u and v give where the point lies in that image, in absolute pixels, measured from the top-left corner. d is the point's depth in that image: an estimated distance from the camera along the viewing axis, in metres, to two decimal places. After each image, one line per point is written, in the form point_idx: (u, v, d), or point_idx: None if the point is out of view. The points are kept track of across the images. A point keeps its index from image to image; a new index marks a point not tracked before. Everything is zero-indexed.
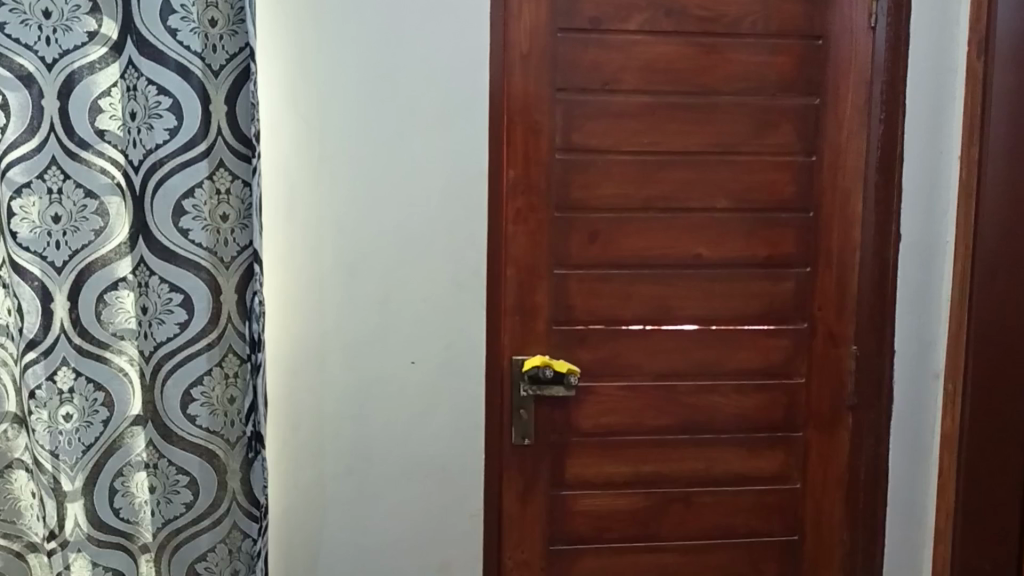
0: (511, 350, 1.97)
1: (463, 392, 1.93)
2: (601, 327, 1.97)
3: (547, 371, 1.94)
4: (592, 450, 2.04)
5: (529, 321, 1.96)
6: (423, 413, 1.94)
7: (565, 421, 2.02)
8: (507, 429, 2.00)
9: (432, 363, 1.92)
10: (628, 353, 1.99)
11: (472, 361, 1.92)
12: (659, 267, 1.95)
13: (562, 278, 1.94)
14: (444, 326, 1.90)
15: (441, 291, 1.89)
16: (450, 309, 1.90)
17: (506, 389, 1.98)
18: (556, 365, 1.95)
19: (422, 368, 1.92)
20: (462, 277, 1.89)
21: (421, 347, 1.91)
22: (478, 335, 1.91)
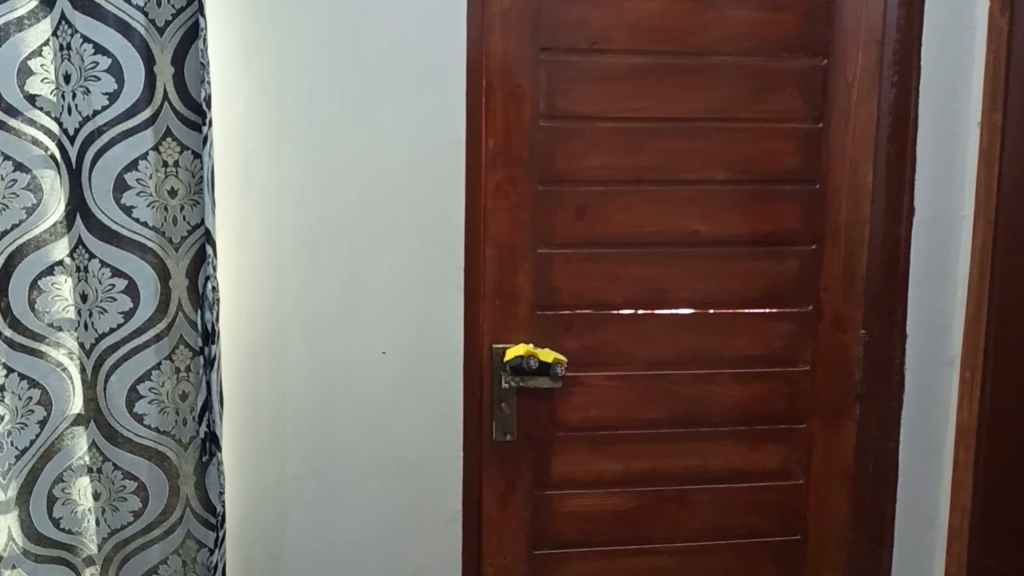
0: (489, 338, 1.79)
1: (440, 386, 1.77)
2: (587, 313, 1.81)
3: (533, 362, 1.76)
4: (579, 447, 1.87)
5: (510, 306, 1.78)
6: (396, 409, 1.77)
7: (550, 416, 1.86)
8: (486, 424, 1.83)
9: (406, 354, 1.75)
10: (618, 340, 1.82)
11: (449, 351, 1.75)
12: (651, 246, 1.79)
13: (546, 259, 1.77)
14: (419, 313, 1.73)
15: (415, 274, 1.72)
16: (425, 295, 1.73)
17: (485, 381, 1.81)
18: (542, 355, 1.77)
19: (394, 360, 1.75)
20: (438, 259, 1.72)
21: (393, 336, 1.74)
22: (456, 323, 1.74)
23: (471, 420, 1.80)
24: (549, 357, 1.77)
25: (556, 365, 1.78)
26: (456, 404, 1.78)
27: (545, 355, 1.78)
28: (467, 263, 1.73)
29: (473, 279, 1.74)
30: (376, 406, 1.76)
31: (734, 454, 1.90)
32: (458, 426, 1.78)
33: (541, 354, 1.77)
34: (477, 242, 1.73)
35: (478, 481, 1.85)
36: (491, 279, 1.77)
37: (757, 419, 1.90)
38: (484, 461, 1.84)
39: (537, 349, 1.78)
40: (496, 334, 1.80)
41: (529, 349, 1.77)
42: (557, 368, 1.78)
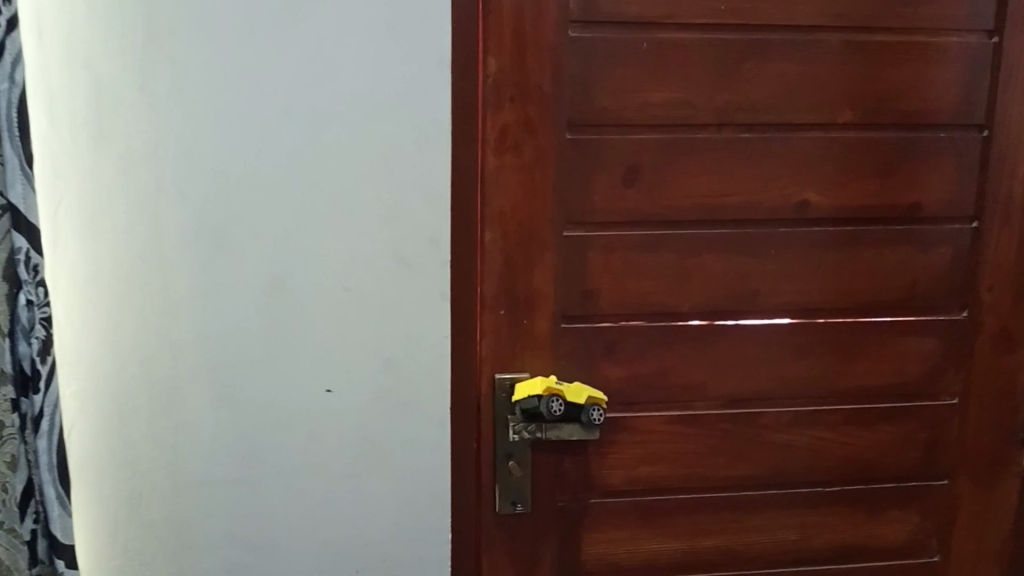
0: (490, 366, 1.18)
1: (417, 442, 1.15)
2: (639, 326, 1.20)
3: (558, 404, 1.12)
4: (624, 517, 1.30)
5: (522, 317, 1.17)
6: (349, 478, 1.15)
7: (582, 475, 1.27)
8: (488, 491, 1.24)
9: (361, 396, 1.13)
10: (683, 367, 1.23)
11: (432, 390, 1.13)
12: (737, 225, 1.18)
13: (577, 245, 1.16)
14: (381, 333, 1.11)
15: (375, 273, 1.09)
16: (393, 305, 1.10)
17: (485, 430, 1.21)
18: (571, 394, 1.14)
19: (345, 404, 1.13)
20: (413, 249, 1.09)
21: (342, 367, 1.11)
22: (442, 347, 1.12)
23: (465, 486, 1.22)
24: (581, 397, 1.13)
25: (594, 405, 1.14)
26: (444, 468, 1.16)
27: (577, 394, 1.14)
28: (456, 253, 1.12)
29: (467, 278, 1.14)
30: (318, 475, 1.14)
31: (842, 522, 1.35)
32: (446, 499, 1.17)
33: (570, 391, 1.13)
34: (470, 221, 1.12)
35: (476, 568, 1.27)
36: (494, 278, 1.15)
37: (874, 473, 1.34)
38: (483, 544, 1.26)
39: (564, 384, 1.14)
40: (501, 360, 1.18)
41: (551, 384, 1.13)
42: (595, 411, 1.14)
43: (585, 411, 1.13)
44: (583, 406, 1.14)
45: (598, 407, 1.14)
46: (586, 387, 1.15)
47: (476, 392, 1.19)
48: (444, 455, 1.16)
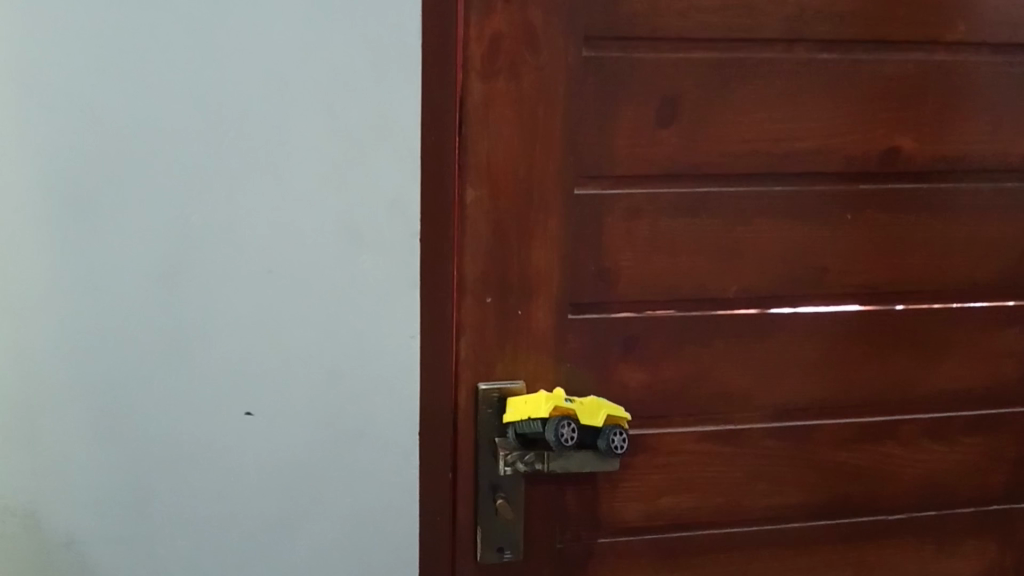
0: (472, 373, 0.87)
1: (373, 480, 0.83)
2: (671, 317, 0.90)
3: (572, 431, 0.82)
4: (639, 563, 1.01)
5: (514, 307, 0.86)
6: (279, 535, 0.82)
7: (587, 510, 0.98)
8: (467, 537, 0.94)
9: (294, 419, 0.80)
10: (725, 370, 0.93)
11: (393, 408, 0.82)
12: (801, 180, 0.89)
13: (590, 209, 0.84)
14: (321, 330, 0.79)
15: (312, 246, 0.77)
16: (337, 290, 0.78)
17: (464, 456, 0.91)
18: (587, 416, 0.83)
19: (271, 432, 0.80)
20: (365, 210, 0.77)
21: (266, 380, 0.79)
22: (407, 348, 0.81)
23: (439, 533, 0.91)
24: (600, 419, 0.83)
25: (618, 429, 0.84)
26: (412, 513, 0.85)
27: (594, 414, 0.83)
28: (427, 216, 0.80)
29: (443, 251, 0.81)
30: (234, 534, 0.82)
31: (912, 562, 1.07)
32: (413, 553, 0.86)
33: (585, 411, 0.83)
34: (447, 172, 0.79)
35: None
36: (477, 253, 0.83)
37: (952, 500, 1.05)
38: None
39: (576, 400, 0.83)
40: (486, 365, 0.87)
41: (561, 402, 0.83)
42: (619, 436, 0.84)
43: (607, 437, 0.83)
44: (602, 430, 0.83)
45: (622, 431, 0.84)
46: (604, 403, 0.85)
47: (453, 405, 0.88)
48: (410, 498, 0.84)
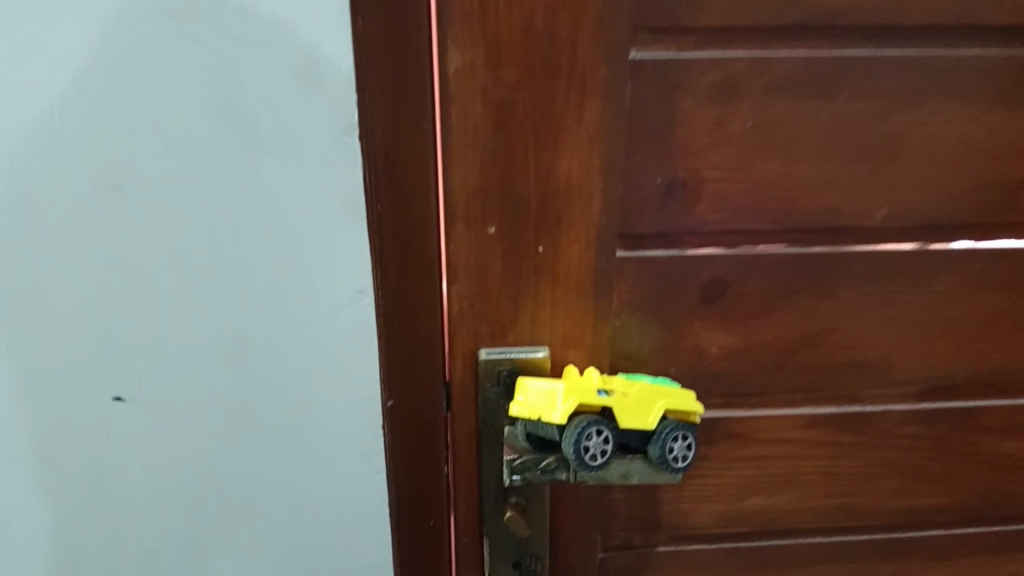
0: (470, 334, 0.59)
1: (312, 481, 0.60)
2: (781, 254, 0.57)
3: (604, 440, 0.52)
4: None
5: (532, 240, 0.55)
6: (187, 545, 0.61)
7: (642, 511, 0.70)
8: (473, 544, 0.69)
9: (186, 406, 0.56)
10: (861, 332, 0.61)
11: (332, 385, 0.56)
12: (1014, 40, 0.54)
13: (654, 86, 0.52)
14: (213, 285, 0.52)
15: (183, 159, 0.48)
16: (233, 226, 0.50)
17: (461, 442, 0.64)
18: (633, 414, 0.53)
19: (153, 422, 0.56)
20: (266, 101, 0.47)
21: (138, 354, 0.54)
22: (352, 311, 0.53)
23: (430, 545, 0.67)
24: (654, 419, 0.53)
25: (680, 430, 0.53)
26: (371, 518, 0.62)
27: (644, 409, 0.53)
28: (385, 101, 0.49)
29: (410, 156, 0.51)
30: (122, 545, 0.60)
31: None
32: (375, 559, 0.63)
33: (628, 406, 0.53)
34: (414, 24, 0.49)
35: None
36: (470, 157, 0.52)
37: None
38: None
39: (618, 387, 0.53)
40: (491, 322, 0.58)
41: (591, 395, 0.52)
42: (681, 443, 0.54)
43: (661, 443, 0.53)
44: (655, 432, 0.53)
45: (688, 432, 0.54)
46: (662, 389, 0.54)
47: (446, 378, 0.61)
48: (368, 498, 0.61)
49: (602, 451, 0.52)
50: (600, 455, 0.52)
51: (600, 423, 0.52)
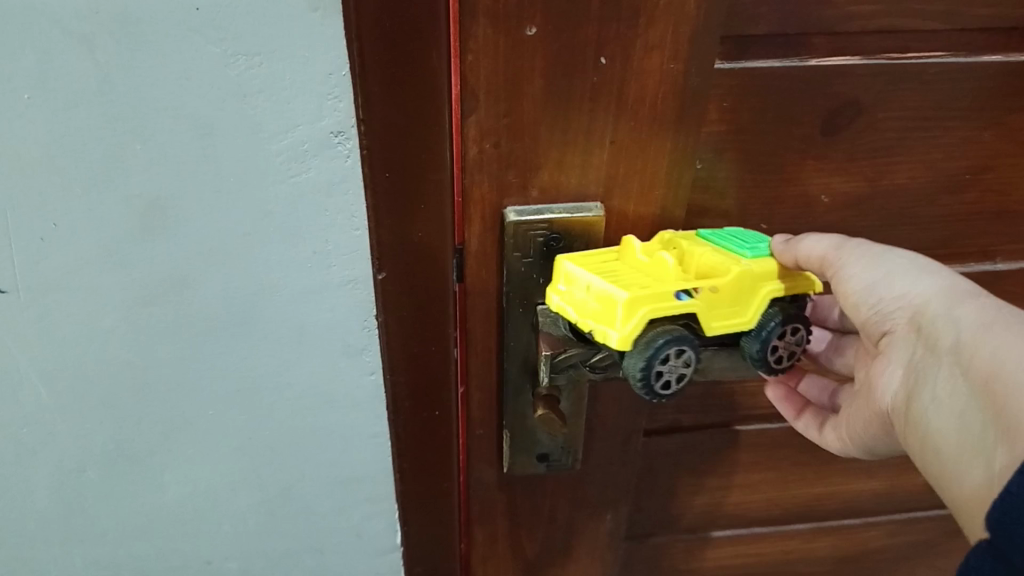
0: (493, 184, 0.41)
1: (283, 362, 0.49)
2: (943, 67, 0.41)
3: (686, 361, 0.38)
4: (773, 451, 0.62)
5: (591, 48, 0.37)
6: (129, 428, 0.50)
7: (699, 391, 0.56)
8: (486, 437, 0.53)
9: (109, 271, 0.43)
10: (1016, 168, 0.46)
11: (293, 255, 0.44)
12: None
13: None
14: (128, 116, 0.38)
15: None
16: (149, 40, 0.36)
17: (476, 323, 0.47)
18: (726, 310, 0.38)
19: (63, 288, 0.44)
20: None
21: (61, 214, 0.41)
22: (324, 154, 0.40)
23: (433, 437, 0.54)
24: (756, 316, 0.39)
25: (787, 322, 0.39)
26: (352, 400, 0.51)
27: (740, 303, 0.39)
28: None
29: None
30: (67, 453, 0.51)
31: None
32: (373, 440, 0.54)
33: (718, 304, 0.38)
34: None
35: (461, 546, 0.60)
36: None
37: None
38: (474, 513, 0.57)
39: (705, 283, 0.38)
40: (522, 166, 0.41)
41: (672, 303, 0.37)
42: (789, 337, 0.40)
43: (762, 340, 0.39)
44: (753, 326, 0.39)
45: (797, 322, 0.40)
46: (762, 267, 0.39)
47: (459, 242, 0.44)
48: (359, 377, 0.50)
49: (679, 373, 0.38)
50: (680, 379, 0.38)
51: (683, 341, 0.36)
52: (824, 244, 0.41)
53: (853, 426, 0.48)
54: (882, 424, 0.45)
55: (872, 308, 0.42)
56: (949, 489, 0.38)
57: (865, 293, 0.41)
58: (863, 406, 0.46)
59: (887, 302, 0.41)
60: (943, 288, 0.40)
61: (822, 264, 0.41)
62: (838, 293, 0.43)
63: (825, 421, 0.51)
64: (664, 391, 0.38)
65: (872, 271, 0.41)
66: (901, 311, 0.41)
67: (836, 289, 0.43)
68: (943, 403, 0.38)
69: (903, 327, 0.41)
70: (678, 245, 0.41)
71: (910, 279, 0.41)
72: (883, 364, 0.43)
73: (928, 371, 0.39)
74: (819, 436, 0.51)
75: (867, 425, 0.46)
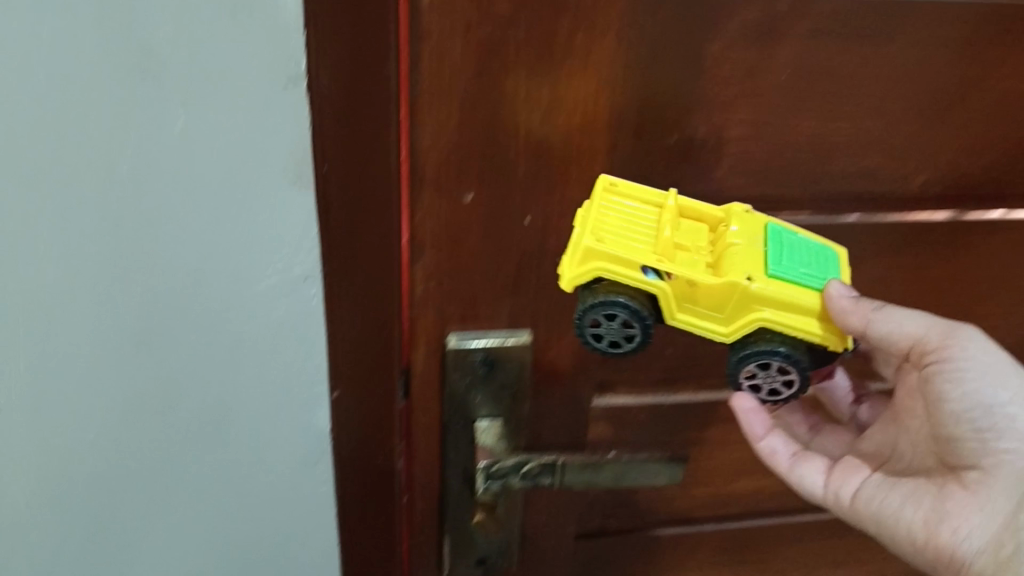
0: (436, 317, 0.49)
1: (245, 472, 0.54)
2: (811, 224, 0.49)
3: (626, 324, 0.42)
4: (694, 558, 0.68)
5: (519, 209, 0.45)
6: (97, 546, 0.54)
7: (620, 499, 0.62)
8: (426, 539, 0.59)
9: (95, 405, 0.47)
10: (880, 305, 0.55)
11: (261, 379, 0.49)
12: None
13: (674, 25, 0.41)
14: (122, 273, 0.43)
15: (72, 131, 0.38)
16: (145, 209, 0.41)
17: (421, 435, 0.54)
18: (704, 306, 0.42)
19: (52, 416, 0.47)
20: (186, 48, 0.37)
21: (55, 360, 0.45)
22: (294, 296, 0.46)
23: (378, 545, 0.58)
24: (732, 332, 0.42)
25: (773, 354, 0.42)
26: (307, 504, 0.56)
27: (727, 314, 0.42)
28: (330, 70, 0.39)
29: (359, 125, 0.41)
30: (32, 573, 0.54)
31: None
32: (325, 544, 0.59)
33: (696, 306, 0.42)
34: None
35: None
36: (444, 112, 0.41)
37: None
38: None
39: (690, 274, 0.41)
40: (462, 302, 0.48)
41: (637, 274, 0.41)
42: (769, 372, 0.43)
43: (739, 359, 0.43)
44: (745, 347, 0.42)
45: (788, 358, 0.42)
46: (771, 299, 0.41)
47: (404, 364, 0.51)
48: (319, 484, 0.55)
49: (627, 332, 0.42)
50: (625, 340, 0.43)
51: (624, 309, 0.41)
52: (928, 328, 0.46)
53: (880, 511, 0.50)
54: (915, 534, 0.49)
55: (975, 427, 0.47)
56: None
57: (979, 408, 0.46)
58: (901, 495, 0.50)
59: (998, 429, 0.46)
60: None
61: (939, 335, 0.47)
62: (911, 356, 0.48)
63: (810, 455, 0.54)
64: (606, 341, 0.43)
65: (992, 388, 0.46)
66: (1012, 453, 0.46)
67: (931, 377, 0.48)
68: None
69: (1011, 467, 0.46)
70: (727, 221, 0.43)
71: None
72: (978, 503, 0.47)
73: (1018, 535, 0.46)
74: (788, 469, 0.54)
75: (891, 513, 0.50)
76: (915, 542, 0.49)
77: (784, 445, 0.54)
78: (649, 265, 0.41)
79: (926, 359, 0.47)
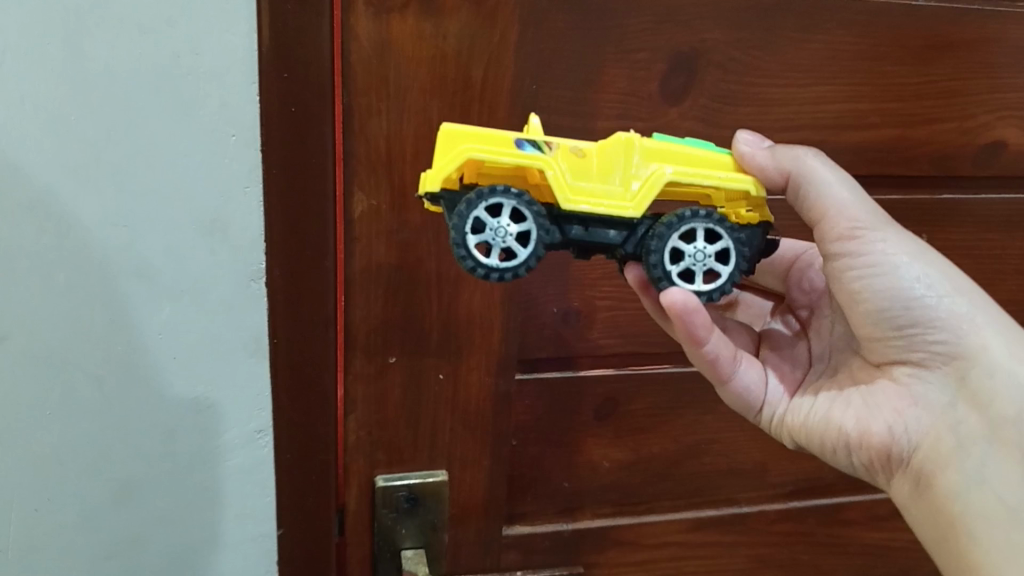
0: (366, 462, 0.58)
1: None
2: (670, 374, 0.63)
3: (514, 219, 0.38)
4: None
5: (434, 368, 0.56)
6: None
7: None
8: None
9: (70, 556, 0.54)
10: (733, 441, 0.67)
11: (216, 526, 0.57)
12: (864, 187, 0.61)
13: None
14: (106, 434, 0.51)
15: (82, 317, 0.48)
16: (124, 376, 0.50)
17: (354, 568, 0.62)
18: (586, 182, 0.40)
19: (35, 565, 0.54)
20: (174, 252, 0.47)
21: (42, 515, 0.52)
22: (249, 447, 0.55)
23: None
24: (639, 204, 0.39)
25: (702, 220, 0.39)
26: None
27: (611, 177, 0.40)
28: (283, 264, 0.50)
29: (307, 308, 0.51)
30: None
31: None
32: None
33: (590, 178, 0.40)
34: (312, 163, 0.48)
35: None
36: (372, 293, 0.52)
37: None
38: None
39: (568, 145, 0.40)
40: (388, 449, 0.58)
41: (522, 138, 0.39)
42: (700, 242, 0.40)
43: (670, 231, 0.39)
44: (669, 221, 0.39)
45: (716, 225, 0.40)
46: (671, 161, 0.40)
47: (339, 503, 0.59)
48: None
49: (515, 238, 0.38)
50: (516, 242, 0.38)
51: (509, 199, 0.38)
52: (846, 207, 0.45)
53: (815, 411, 0.51)
54: (848, 435, 0.49)
55: (906, 309, 0.46)
56: (950, 556, 0.46)
57: (902, 300, 0.46)
58: (830, 402, 0.51)
59: (925, 321, 0.46)
60: (981, 315, 0.46)
61: (843, 219, 0.45)
62: (823, 234, 0.46)
63: (746, 358, 0.52)
64: (496, 254, 0.38)
65: (912, 275, 0.45)
66: (950, 325, 0.46)
67: (842, 271, 0.47)
68: (1002, 496, 0.44)
69: (942, 358, 0.46)
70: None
71: (953, 293, 0.46)
72: (917, 333, 0.46)
73: (957, 375, 0.46)
74: (732, 378, 0.52)
75: (827, 421, 0.50)
76: (849, 444, 0.49)
77: (724, 348, 0.49)
78: (531, 140, 0.39)
79: (840, 244, 0.46)
